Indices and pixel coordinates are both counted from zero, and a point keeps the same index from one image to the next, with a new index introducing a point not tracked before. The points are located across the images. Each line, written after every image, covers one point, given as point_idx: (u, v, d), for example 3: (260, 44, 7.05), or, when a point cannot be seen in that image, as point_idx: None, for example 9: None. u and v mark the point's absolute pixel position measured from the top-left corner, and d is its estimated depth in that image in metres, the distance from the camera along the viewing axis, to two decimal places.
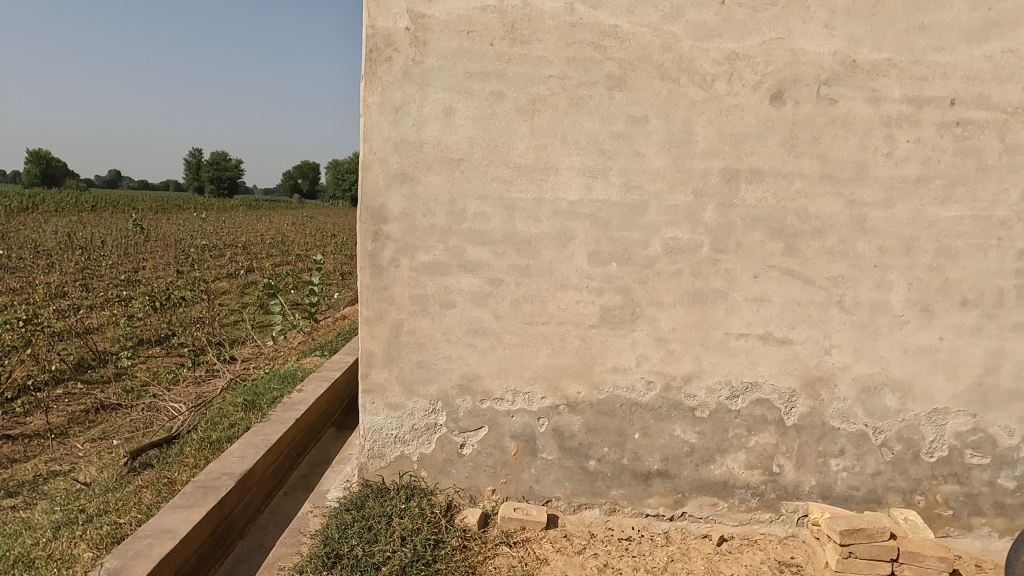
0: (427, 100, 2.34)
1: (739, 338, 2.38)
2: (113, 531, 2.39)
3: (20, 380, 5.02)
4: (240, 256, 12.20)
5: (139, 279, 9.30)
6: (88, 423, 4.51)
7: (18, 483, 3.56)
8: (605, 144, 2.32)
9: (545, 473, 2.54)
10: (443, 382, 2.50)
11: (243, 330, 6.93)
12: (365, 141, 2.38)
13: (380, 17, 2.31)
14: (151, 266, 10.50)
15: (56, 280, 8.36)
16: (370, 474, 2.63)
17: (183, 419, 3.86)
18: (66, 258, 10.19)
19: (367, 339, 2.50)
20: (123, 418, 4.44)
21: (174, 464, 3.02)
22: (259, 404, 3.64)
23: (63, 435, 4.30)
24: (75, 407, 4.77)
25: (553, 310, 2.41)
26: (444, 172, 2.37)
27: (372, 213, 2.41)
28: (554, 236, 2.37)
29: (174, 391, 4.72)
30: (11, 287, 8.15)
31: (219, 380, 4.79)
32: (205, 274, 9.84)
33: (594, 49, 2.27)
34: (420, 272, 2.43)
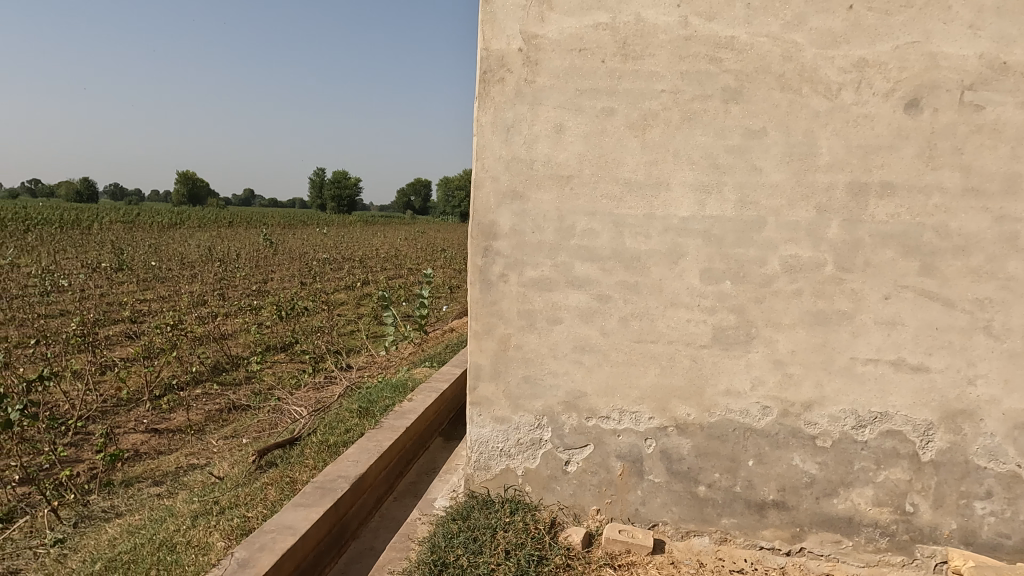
0: (538, 118, 2.37)
1: (867, 364, 2.22)
2: (243, 524, 2.58)
3: (166, 380, 5.57)
4: (357, 269, 12.90)
5: (267, 290, 10.05)
6: (222, 421, 4.91)
7: (163, 473, 3.94)
8: (720, 158, 2.25)
9: (652, 496, 2.47)
10: (548, 398, 2.51)
11: (359, 339, 7.31)
12: (477, 160, 2.45)
13: (494, 40, 2.38)
14: (278, 278, 11.32)
15: (198, 290, 9.22)
16: (475, 485, 2.67)
17: (304, 422, 4.11)
18: (207, 270, 11.22)
19: (476, 352, 2.56)
20: (251, 418, 4.80)
21: (296, 465, 3.21)
22: (372, 411, 3.81)
23: (201, 432, 4.71)
24: (211, 406, 5.22)
25: (662, 329, 2.36)
26: (554, 189, 2.39)
27: (482, 230, 2.47)
28: (665, 254, 2.32)
29: (296, 395, 5.05)
30: (161, 295, 9.08)
31: (336, 387, 5.07)
32: (325, 286, 10.48)
33: (709, 61, 2.22)
34: (528, 288, 2.46)
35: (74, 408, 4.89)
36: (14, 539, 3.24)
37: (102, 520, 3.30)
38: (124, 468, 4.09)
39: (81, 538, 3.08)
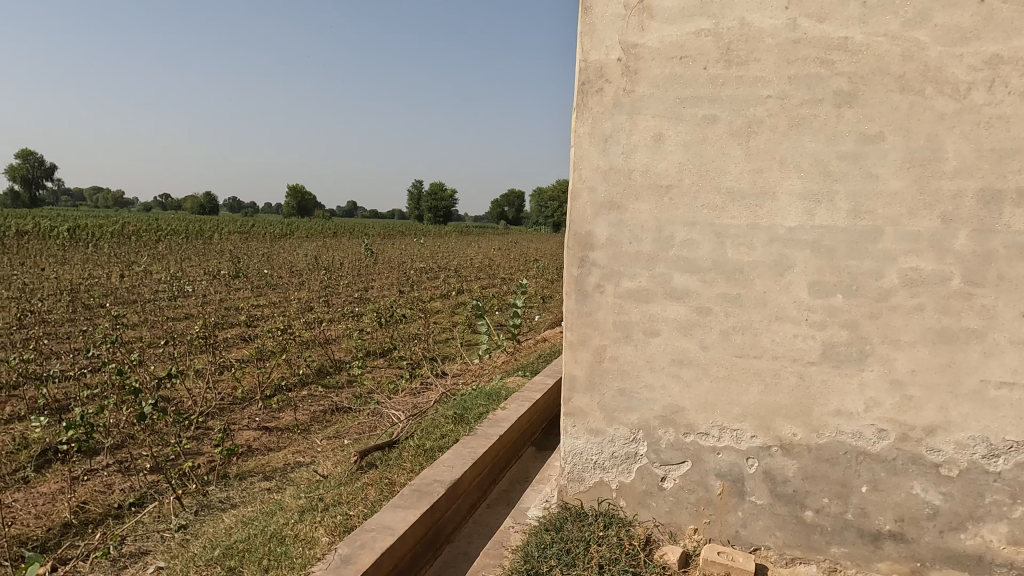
0: (637, 128, 2.35)
1: (1001, 387, 2.02)
2: (345, 521, 2.70)
3: (276, 381, 5.93)
4: (452, 278, 13.23)
5: (368, 297, 10.51)
6: (325, 422, 5.18)
7: (273, 469, 4.19)
8: (831, 166, 2.13)
9: (754, 518, 2.36)
10: (644, 412, 2.46)
11: (453, 347, 7.49)
12: (574, 171, 2.46)
13: (593, 51, 2.38)
14: (378, 286, 11.81)
15: (305, 297, 9.77)
16: (569, 497, 2.66)
17: (402, 426, 4.26)
18: (313, 278, 11.88)
19: (571, 363, 2.55)
20: (353, 420, 5.03)
21: (394, 467, 3.33)
22: (467, 418, 3.88)
23: (306, 431, 4.98)
24: (316, 407, 5.50)
25: (766, 344, 2.26)
26: (652, 199, 2.35)
27: (578, 240, 2.47)
28: (770, 265, 2.23)
29: (394, 400, 5.24)
30: (273, 301, 9.69)
31: (432, 393, 5.21)
32: (422, 294, 10.82)
33: (820, 64, 2.11)
34: (625, 299, 2.43)
35: (196, 404, 5.31)
36: (144, 522, 3.54)
37: (220, 510, 3.55)
38: (238, 462, 4.39)
39: (201, 525, 3.32)
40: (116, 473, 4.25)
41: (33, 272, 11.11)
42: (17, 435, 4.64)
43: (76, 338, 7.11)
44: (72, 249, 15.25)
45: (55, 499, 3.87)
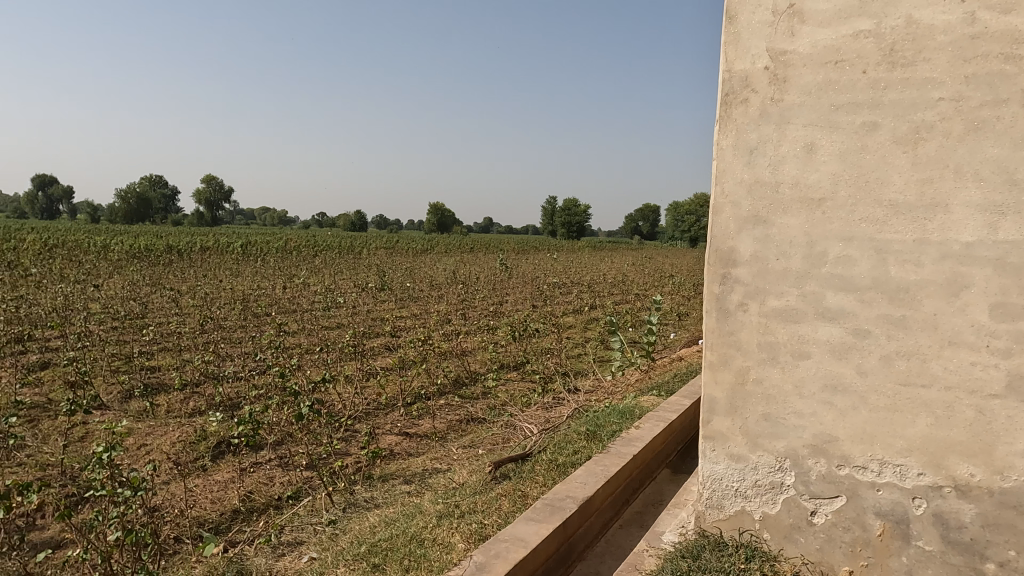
0: (785, 138, 2.23)
1: None
2: (480, 530, 2.77)
3: (416, 390, 6.23)
4: (586, 293, 13.21)
5: (503, 311, 10.77)
6: (461, 431, 5.36)
7: (412, 473, 4.39)
8: (1020, 173, 1.89)
9: (922, 566, 2.12)
10: (792, 440, 2.31)
11: (586, 363, 7.46)
12: (716, 185, 2.38)
13: (737, 61, 2.30)
14: (512, 300, 12.06)
15: (444, 309, 10.20)
16: (707, 524, 2.56)
17: (534, 439, 4.30)
18: (452, 291, 12.38)
19: (711, 384, 2.46)
20: (487, 431, 5.16)
21: (527, 480, 3.37)
22: (600, 435, 3.84)
23: (443, 439, 5.18)
24: (453, 416, 5.71)
25: (936, 373, 2.03)
26: (802, 213, 2.21)
27: (720, 257, 2.38)
28: (942, 284, 2.01)
29: (526, 413, 5.31)
30: (415, 313, 10.21)
31: (564, 408, 5.22)
32: (555, 309, 10.90)
33: (1005, 60, 1.88)
34: (771, 318, 2.30)
35: (345, 408, 5.71)
36: (300, 514, 3.85)
37: (365, 508, 3.79)
38: (382, 464, 4.65)
39: (349, 521, 3.56)
40: (276, 467, 4.66)
41: (213, 283, 12.55)
42: (197, 427, 5.24)
43: (246, 342, 7.93)
44: (244, 262, 17.05)
45: (227, 487, 4.32)
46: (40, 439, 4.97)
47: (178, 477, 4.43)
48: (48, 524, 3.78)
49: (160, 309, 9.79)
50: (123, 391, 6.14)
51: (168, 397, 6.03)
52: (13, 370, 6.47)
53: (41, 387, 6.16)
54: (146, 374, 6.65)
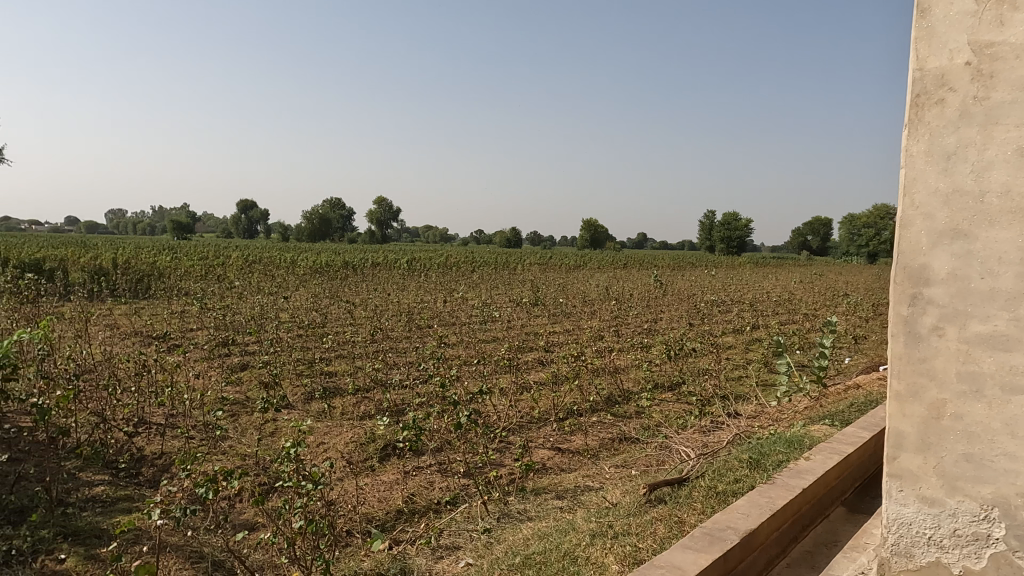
0: (992, 141, 1.97)
1: None
2: (634, 553, 2.70)
3: (569, 406, 6.26)
4: (748, 312, 12.50)
5: (657, 329, 10.50)
6: (614, 450, 5.29)
7: (564, 489, 4.40)
8: None
9: None
10: (1002, 486, 2.00)
11: (747, 386, 7.04)
12: (905, 196, 2.16)
13: (931, 59, 2.08)
14: (668, 317, 11.73)
15: (597, 325, 10.17)
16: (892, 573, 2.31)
17: (691, 464, 4.13)
18: (605, 307, 12.32)
19: (898, 416, 2.21)
20: (641, 452, 5.05)
21: (684, 506, 3.24)
22: (764, 464, 3.60)
23: (595, 457, 5.14)
24: (605, 434, 5.65)
25: None
26: (1015, 226, 1.93)
27: (910, 275, 2.15)
28: None
29: (683, 436, 5.12)
30: (568, 329, 10.29)
31: (724, 433, 4.96)
32: (713, 328, 10.43)
33: None
34: (973, 345, 2.02)
35: (500, 419, 5.88)
36: (457, 520, 4.01)
37: (518, 520, 3.85)
38: (534, 478, 4.72)
39: (503, 531, 3.64)
40: (436, 472, 4.90)
41: (383, 296, 13.57)
42: (368, 430, 5.66)
43: (411, 352, 8.46)
44: (410, 277, 18.25)
45: (392, 487, 4.61)
46: (240, 432, 5.66)
47: (350, 475, 4.81)
48: (245, 507, 4.28)
49: (338, 319, 10.76)
50: (306, 392, 6.81)
51: (343, 400, 6.60)
52: (220, 370, 7.44)
53: (242, 385, 7.01)
54: (325, 378, 7.33)
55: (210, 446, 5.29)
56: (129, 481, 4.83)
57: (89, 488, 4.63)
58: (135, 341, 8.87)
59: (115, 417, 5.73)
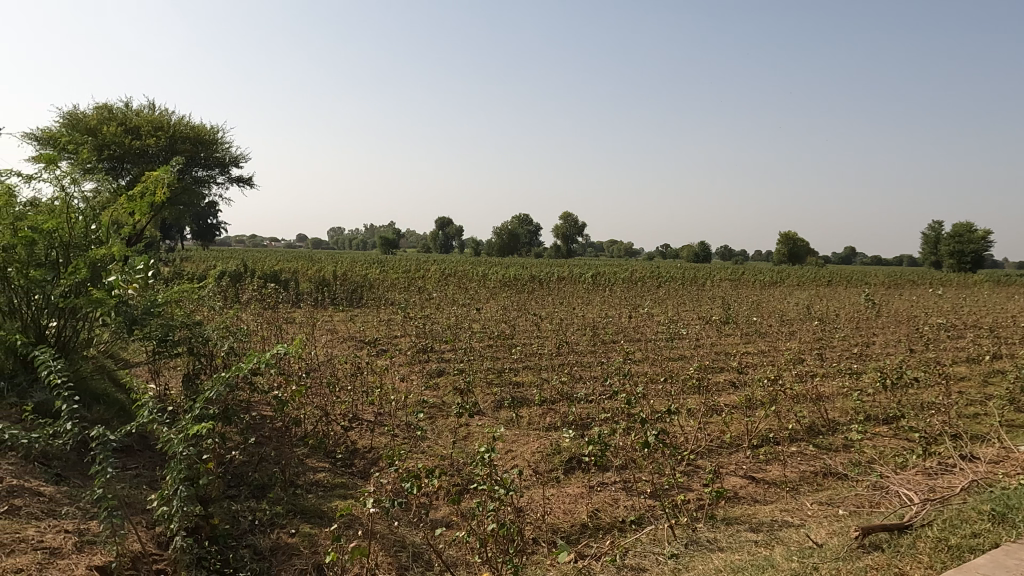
0: None
1: None
2: None
3: (764, 433, 5.85)
4: (987, 339, 10.74)
5: (869, 353, 9.44)
6: (817, 485, 4.84)
7: (760, 522, 4.11)
8: None
9: None
10: None
11: (987, 426, 6.04)
12: None
13: None
14: (882, 341, 10.49)
15: (797, 347, 9.40)
16: None
17: (914, 509, 3.65)
18: (805, 328, 11.34)
19: None
20: (850, 490, 4.56)
21: (907, 557, 2.87)
22: (1012, 519, 3.06)
23: (796, 491, 4.74)
24: (806, 467, 5.19)
25: None
26: None
27: None
28: None
29: (902, 476, 4.53)
30: (763, 350, 9.63)
31: (956, 477, 4.31)
32: (940, 356, 9.12)
33: None
34: None
35: (688, 442, 5.66)
36: (644, 541, 3.92)
37: (708, 550, 3.67)
38: (726, 506, 4.46)
39: (692, 559, 3.50)
40: (621, 490, 4.85)
41: (569, 310, 13.79)
42: (553, 441, 5.78)
43: (595, 367, 8.48)
44: (595, 292, 18.35)
45: (577, 500, 4.65)
46: (437, 434, 6.08)
47: (536, 485, 4.94)
48: (440, 505, 4.58)
49: (525, 331, 11.13)
50: (495, 401, 7.13)
51: (530, 411, 6.80)
52: (421, 375, 8.07)
53: (439, 390, 7.54)
54: (513, 388, 7.62)
55: (411, 445, 5.75)
56: (345, 470, 5.42)
57: (313, 474, 5.27)
58: (350, 345, 9.94)
59: (334, 412, 6.46)
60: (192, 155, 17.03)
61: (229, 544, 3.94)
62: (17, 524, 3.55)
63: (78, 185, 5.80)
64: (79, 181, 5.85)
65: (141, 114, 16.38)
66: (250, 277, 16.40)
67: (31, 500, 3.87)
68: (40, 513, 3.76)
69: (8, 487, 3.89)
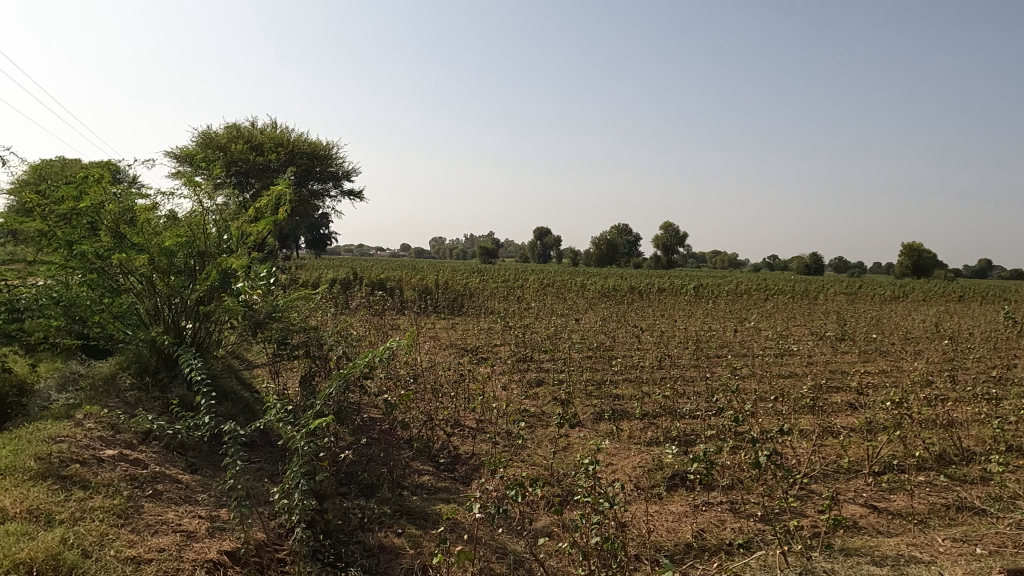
0: None
1: None
2: None
3: (887, 460, 5.44)
4: None
5: (1010, 377, 8.56)
6: (949, 520, 4.44)
7: (883, 555, 3.83)
8: None
9: None
10: None
11: None
12: None
13: None
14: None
15: (924, 368, 8.69)
16: None
17: None
18: (934, 347, 10.45)
19: None
20: (989, 528, 4.16)
21: None
22: None
23: (925, 524, 4.37)
24: (936, 499, 4.78)
25: None
26: None
27: None
28: None
29: None
30: (885, 370, 8.96)
31: None
32: None
33: None
34: None
35: (800, 464, 5.37)
36: (752, 566, 3.76)
37: None
38: (844, 535, 4.19)
39: None
40: (727, 511, 4.67)
41: (670, 322, 13.46)
42: (656, 457, 5.66)
43: (699, 382, 8.22)
44: (697, 304, 17.80)
45: (681, 519, 4.53)
46: (537, 444, 6.11)
47: (639, 500, 4.86)
48: (541, 515, 4.61)
49: (625, 343, 10.98)
50: (595, 412, 7.08)
51: (631, 424, 6.70)
52: (521, 385, 8.15)
53: (539, 400, 7.57)
54: (613, 401, 7.53)
55: (512, 453, 5.82)
56: (448, 475, 5.56)
57: (419, 476, 5.44)
58: (452, 352, 10.19)
59: (438, 417, 6.65)
60: (309, 168, 18.14)
61: (341, 539, 4.14)
62: (160, 507, 3.91)
63: (212, 199, 6.31)
64: (214, 196, 6.39)
65: (265, 132, 17.69)
66: (359, 284, 17.22)
67: (172, 486, 4.25)
68: (178, 498, 4.13)
69: (153, 473, 4.31)
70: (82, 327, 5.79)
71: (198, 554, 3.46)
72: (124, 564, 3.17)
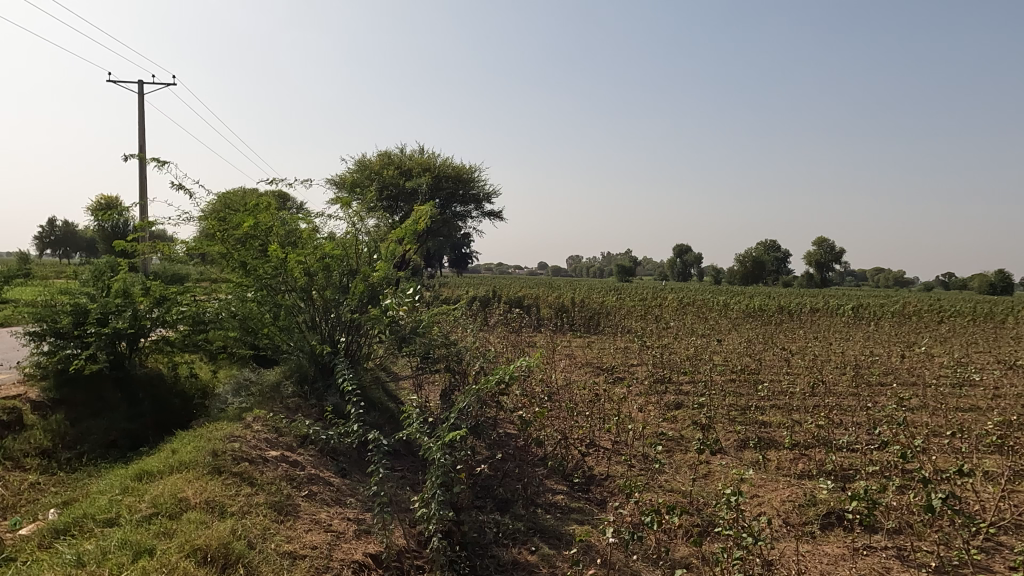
0: None
1: None
2: None
3: None
4: None
5: None
6: None
7: None
8: None
9: None
10: None
11: None
12: None
13: None
14: None
15: None
16: None
17: None
18: None
19: None
20: None
21: None
22: None
23: None
24: None
25: None
26: None
27: None
28: None
29: None
30: None
31: None
32: None
33: None
34: None
35: (986, 512, 4.68)
36: None
37: None
38: None
39: None
40: (893, 558, 4.18)
41: (825, 345, 12.44)
42: (808, 492, 5.20)
43: (858, 412, 7.49)
44: (859, 327, 16.28)
45: (838, 563, 4.12)
46: (676, 469, 5.89)
47: (787, 537, 4.49)
48: (680, 544, 4.41)
49: (773, 367, 10.30)
50: (739, 440, 6.66)
51: (779, 454, 6.24)
52: (659, 407, 7.90)
53: (678, 423, 7.28)
54: (760, 428, 7.05)
55: (648, 477, 5.65)
56: (583, 495, 5.51)
57: (553, 495, 5.44)
58: (588, 371, 10.12)
59: (573, 436, 6.62)
60: (453, 192, 18.89)
61: (477, 552, 4.22)
62: (314, 507, 4.22)
63: (363, 221, 6.80)
64: (365, 218, 6.90)
65: (414, 159, 18.75)
66: (498, 302, 17.72)
67: (325, 488, 4.58)
68: (331, 500, 4.43)
69: (309, 475, 4.67)
70: (254, 338, 6.50)
71: (346, 554, 3.67)
72: (283, 557, 3.44)
